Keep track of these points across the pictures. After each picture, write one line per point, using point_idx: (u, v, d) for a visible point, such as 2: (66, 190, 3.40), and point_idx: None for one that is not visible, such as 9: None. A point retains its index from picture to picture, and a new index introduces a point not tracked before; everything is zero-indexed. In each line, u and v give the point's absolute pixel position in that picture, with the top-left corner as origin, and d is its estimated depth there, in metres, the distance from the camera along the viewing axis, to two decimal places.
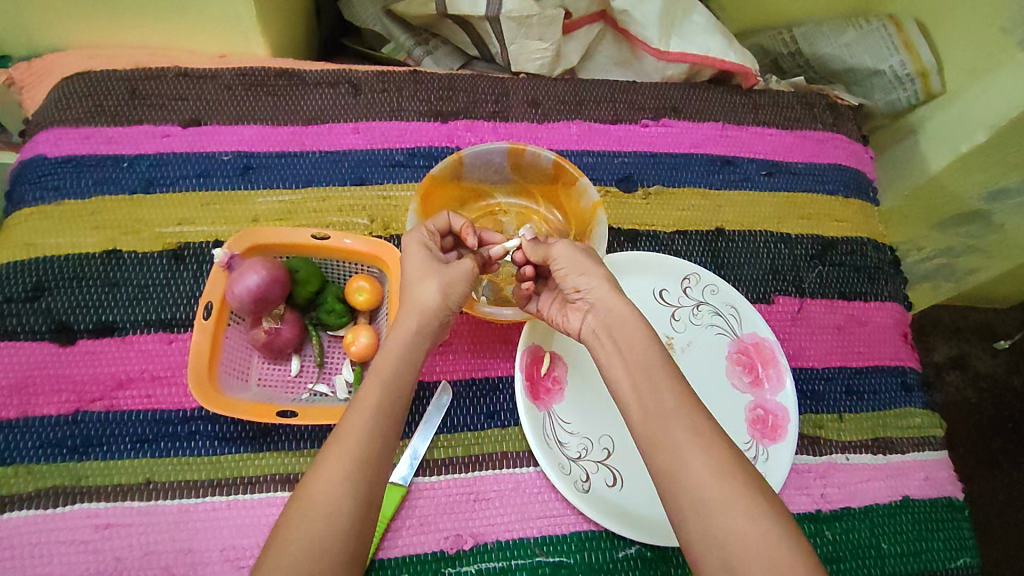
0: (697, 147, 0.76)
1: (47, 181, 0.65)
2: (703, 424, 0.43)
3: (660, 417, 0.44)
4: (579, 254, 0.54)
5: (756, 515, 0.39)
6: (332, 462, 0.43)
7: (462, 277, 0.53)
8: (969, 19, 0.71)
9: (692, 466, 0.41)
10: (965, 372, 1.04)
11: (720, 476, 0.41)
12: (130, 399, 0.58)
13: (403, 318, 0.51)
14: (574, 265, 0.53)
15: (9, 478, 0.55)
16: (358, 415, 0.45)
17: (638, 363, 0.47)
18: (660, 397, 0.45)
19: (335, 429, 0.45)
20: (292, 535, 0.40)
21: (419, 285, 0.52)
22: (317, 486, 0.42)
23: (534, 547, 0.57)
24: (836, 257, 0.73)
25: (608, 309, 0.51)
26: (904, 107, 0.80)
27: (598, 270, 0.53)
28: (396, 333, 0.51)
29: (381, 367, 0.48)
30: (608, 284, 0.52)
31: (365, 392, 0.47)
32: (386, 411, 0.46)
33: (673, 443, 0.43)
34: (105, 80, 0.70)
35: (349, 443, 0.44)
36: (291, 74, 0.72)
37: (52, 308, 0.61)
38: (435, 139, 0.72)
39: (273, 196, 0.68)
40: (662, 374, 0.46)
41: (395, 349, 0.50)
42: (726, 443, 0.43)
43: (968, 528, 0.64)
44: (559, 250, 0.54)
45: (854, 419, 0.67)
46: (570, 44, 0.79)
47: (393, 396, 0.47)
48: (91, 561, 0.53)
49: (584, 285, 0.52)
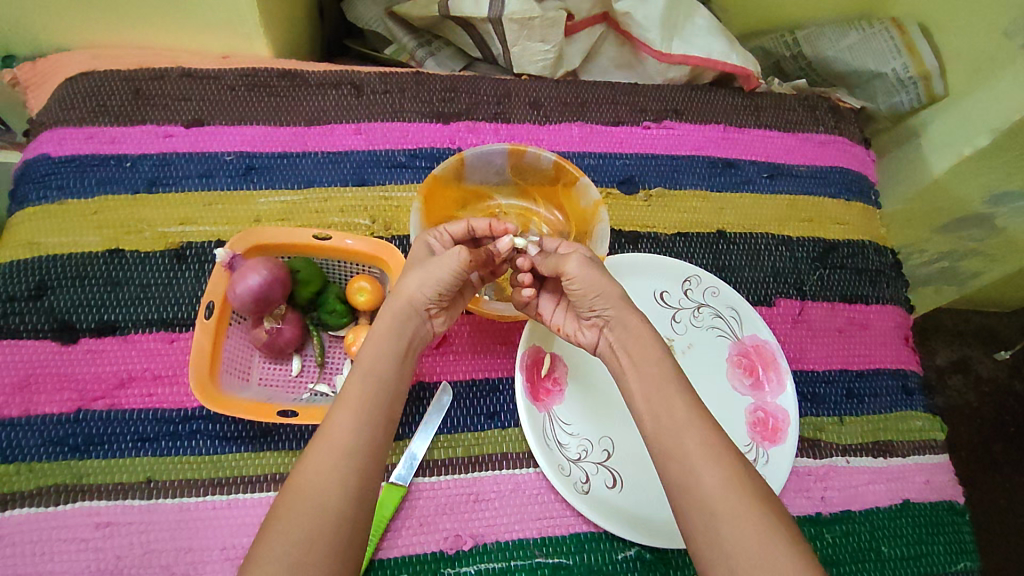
0: (699, 149, 0.76)
1: (50, 180, 0.66)
2: (715, 435, 0.44)
3: (667, 426, 0.45)
4: (596, 272, 0.52)
5: (764, 526, 0.40)
6: (323, 454, 0.43)
7: (441, 268, 0.52)
8: (972, 21, 0.71)
9: (703, 474, 0.42)
10: (967, 376, 1.04)
11: (731, 486, 0.41)
12: (130, 398, 0.59)
13: (387, 310, 0.52)
14: (591, 288, 0.51)
15: (11, 476, 0.55)
16: (346, 410, 0.46)
17: (647, 371, 0.48)
18: (672, 407, 0.45)
19: (324, 422, 0.46)
20: (280, 525, 0.40)
21: (403, 279, 0.53)
22: (310, 482, 0.42)
23: (533, 549, 0.57)
24: (837, 260, 0.73)
25: (625, 327, 0.51)
26: (907, 111, 0.80)
27: (615, 289, 0.52)
28: (380, 324, 0.51)
29: (365, 362, 0.49)
30: (623, 298, 0.52)
31: (350, 385, 0.47)
32: (373, 404, 0.47)
33: (683, 450, 0.43)
34: (108, 80, 0.70)
35: (339, 437, 0.44)
36: (294, 75, 0.72)
37: (54, 307, 0.61)
38: (436, 140, 0.72)
39: (275, 197, 0.68)
40: (672, 384, 0.47)
41: (378, 341, 0.50)
42: (737, 457, 0.43)
43: (969, 532, 0.64)
44: (573, 268, 0.52)
45: (854, 422, 0.67)
46: (572, 46, 0.79)
47: (381, 388, 0.48)
48: (91, 559, 0.53)
49: (602, 307, 0.52)
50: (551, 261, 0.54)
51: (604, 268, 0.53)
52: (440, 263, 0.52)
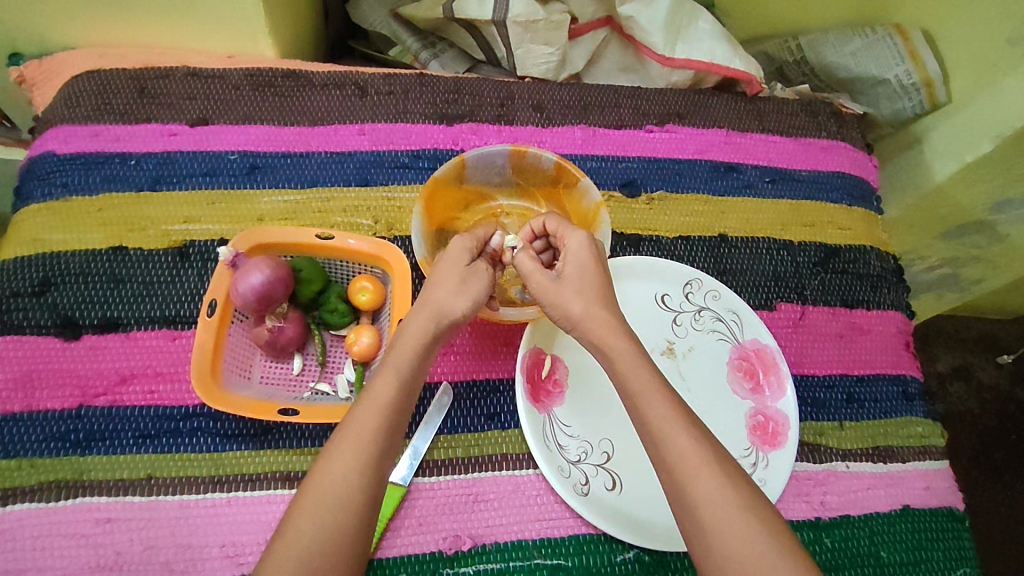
0: (701, 153, 0.76)
1: (56, 177, 0.66)
2: (703, 444, 0.43)
3: (654, 435, 0.44)
4: (563, 288, 0.51)
5: (756, 536, 0.40)
6: (344, 457, 0.43)
7: (481, 288, 0.53)
8: (973, 27, 0.72)
9: (693, 488, 0.42)
10: (968, 383, 1.04)
11: (719, 494, 0.41)
12: (132, 395, 0.59)
13: (421, 312, 0.51)
14: (550, 296, 0.51)
15: (13, 471, 0.55)
16: (372, 409, 0.46)
17: (632, 378, 0.46)
18: (658, 410, 0.45)
19: (347, 418, 0.46)
20: (300, 525, 0.41)
21: (435, 286, 0.52)
22: (333, 482, 0.42)
23: (532, 550, 0.57)
24: (838, 265, 0.73)
25: (590, 342, 0.50)
26: (909, 116, 0.80)
27: (574, 308, 0.50)
28: (412, 324, 0.50)
29: (395, 362, 0.48)
30: (612, 320, 0.49)
31: (378, 386, 0.47)
32: (398, 408, 0.47)
33: (666, 457, 0.43)
34: (115, 79, 0.70)
35: (361, 442, 0.44)
36: (298, 75, 0.73)
37: (57, 303, 0.61)
38: (440, 141, 0.72)
39: (278, 196, 0.68)
40: (658, 394, 0.45)
41: (410, 343, 0.49)
42: (722, 461, 0.43)
43: (968, 539, 0.64)
44: (537, 283, 0.52)
45: (854, 427, 0.66)
46: (575, 49, 0.80)
47: (406, 394, 0.48)
48: (92, 555, 0.53)
49: (570, 320, 0.50)
50: (523, 264, 0.53)
51: (576, 280, 0.51)
52: (473, 277, 0.53)
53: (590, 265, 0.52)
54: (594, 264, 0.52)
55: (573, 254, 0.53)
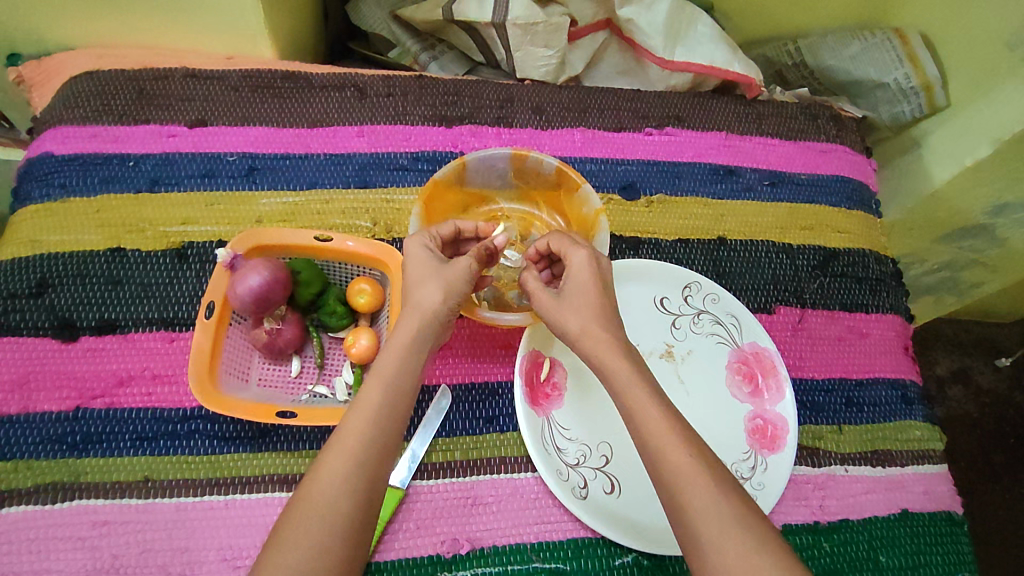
0: (700, 156, 0.76)
1: (54, 178, 0.66)
2: (696, 450, 0.43)
3: (648, 441, 0.44)
4: (562, 307, 0.51)
5: (752, 550, 0.40)
6: (334, 462, 0.43)
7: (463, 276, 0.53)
8: (973, 32, 0.72)
9: (686, 491, 0.42)
10: (967, 387, 1.04)
11: (715, 507, 0.41)
12: (130, 397, 0.59)
13: (405, 318, 0.51)
14: (551, 312, 0.52)
15: (9, 473, 0.55)
16: (361, 415, 0.46)
17: (626, 388, 0.47)
18: (651, 416, 0.45)
19: (338, 425, 0.46)
20: (290, 531, 0.41)
21: (420, 287, 0.52)
22: (324, 487, 0.43)
23: (531, 553, 0.57)
24: (838, 268, 0.73)
25: (588, 358, 0.50)
26: (909, 120, 0.81)
27: (571, 326, 0.51)
28: (399, 332, 0.50)
29: (383, 370, 0.48)
30: (606, 337, 0.49)
31: (366, 393, 0.47)
32: (389, 413, 0.46)
33: (659, 468, 0.43)
34: (114, 80, 0.70)
35: (349, 448, 0.44)
36: (297, 76, 0.73)
37: (55, 304, 0.61)
38: (439, 143, 0.72)
39: (277, 197, 0.68)
40: (650, 401, 0.46)
41: (398, 349, 0.49)
42: (714, 467, 0.43)
43: (967, 543, 0.64)
44: (540, 299, 0.53)
45: (853, 430, 0.66)
46: (575, 51, 0.80)
47: (396, 399, 0.47)
48: (88, 558, 0.53)
49: (568, 335, 0.51)
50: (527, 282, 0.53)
51: (576, 297, 0.51)
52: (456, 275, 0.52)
53: (590, 282, 0.52)
54: (595, 280, 0.52)
55: (575, 270, 0.53)
